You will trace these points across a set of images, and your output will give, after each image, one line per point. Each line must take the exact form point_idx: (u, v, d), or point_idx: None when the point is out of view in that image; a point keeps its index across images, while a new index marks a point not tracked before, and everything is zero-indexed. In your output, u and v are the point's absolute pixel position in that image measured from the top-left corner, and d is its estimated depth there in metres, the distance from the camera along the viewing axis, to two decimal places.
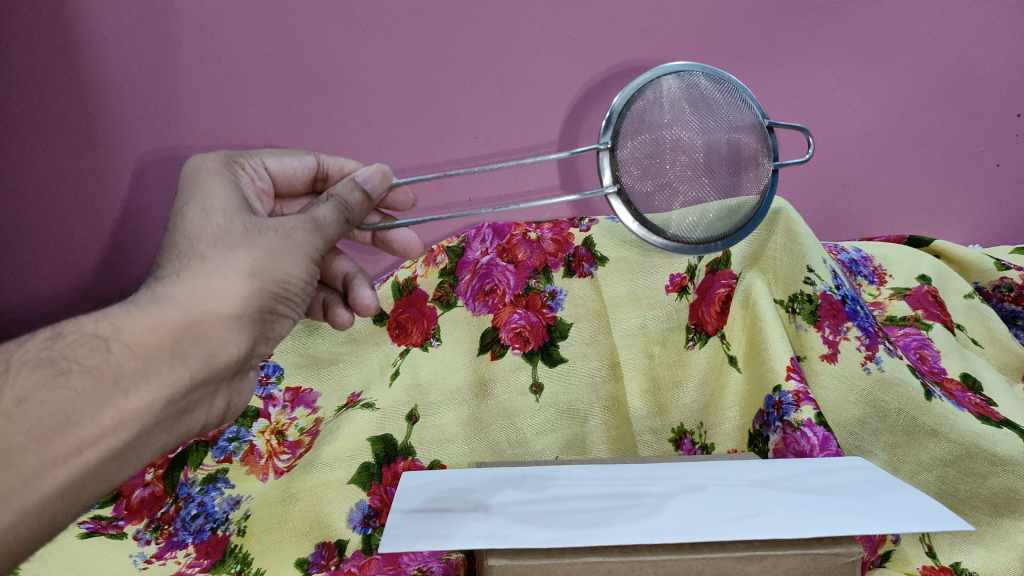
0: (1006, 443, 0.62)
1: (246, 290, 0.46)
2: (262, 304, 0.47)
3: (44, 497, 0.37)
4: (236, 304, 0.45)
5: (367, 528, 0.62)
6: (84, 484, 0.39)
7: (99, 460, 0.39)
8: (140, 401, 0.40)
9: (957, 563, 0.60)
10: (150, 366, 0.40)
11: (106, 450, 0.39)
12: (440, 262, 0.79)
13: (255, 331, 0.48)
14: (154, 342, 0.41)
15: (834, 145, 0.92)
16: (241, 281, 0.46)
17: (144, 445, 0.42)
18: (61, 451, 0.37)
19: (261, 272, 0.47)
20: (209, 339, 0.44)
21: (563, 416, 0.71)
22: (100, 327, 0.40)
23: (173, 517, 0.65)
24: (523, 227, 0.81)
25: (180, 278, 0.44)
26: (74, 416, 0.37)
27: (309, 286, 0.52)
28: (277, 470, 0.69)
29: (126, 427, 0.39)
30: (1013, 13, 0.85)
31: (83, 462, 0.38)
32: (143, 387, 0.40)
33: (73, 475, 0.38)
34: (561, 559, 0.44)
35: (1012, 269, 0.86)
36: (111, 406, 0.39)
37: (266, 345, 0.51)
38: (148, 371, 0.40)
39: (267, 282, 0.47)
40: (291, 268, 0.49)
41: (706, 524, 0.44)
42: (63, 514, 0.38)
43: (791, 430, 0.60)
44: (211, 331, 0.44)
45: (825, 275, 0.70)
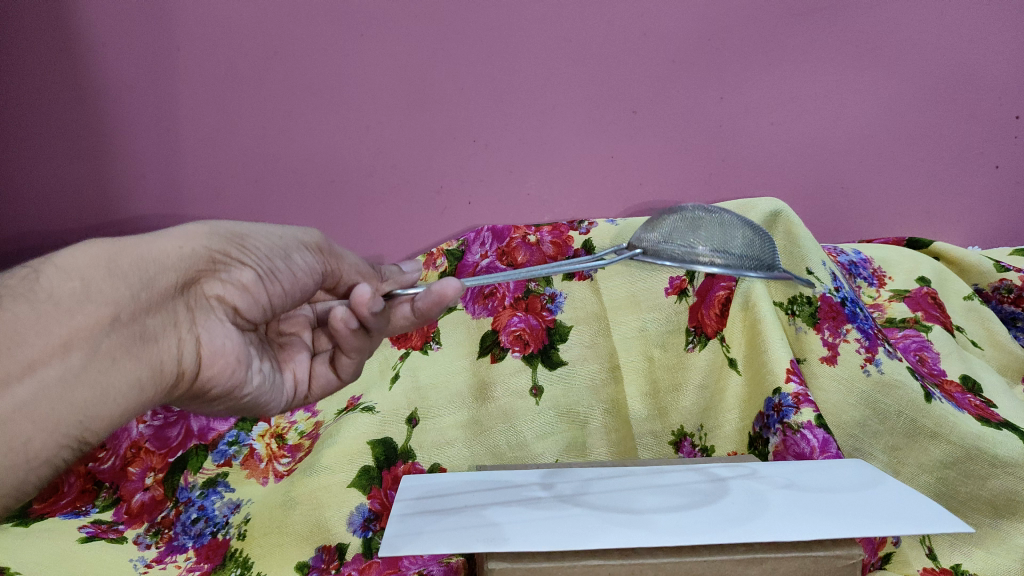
0: (1007, 445, 0.62)
1: (191, 230, 0.46)
2: (213, 245, 0.47)
3: (7, 418, 0.36)
4: (184, 241, 0.45)
5: (367, 532, 0.61)
6: (49, 408, 0.38)
7: (56, 378, 0.38)
8: (86, 319, 0.39)
9: (957, 565, 0.60)
10: (91, 286, 0.40)
11: (61, 371, 0.38)
12: (441, 265, 0.80)
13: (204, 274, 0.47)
14: (94, 264, 0.41)
15: (835, 148, 0.90)
16: (187, 225, 0.47)
17: (106, 372, 0.40)
18: (14, 368, 0.37)
19: (213, 222, 0.48)
20: (153, 264, 0.43)
21: (563, 419, 0.71)
22: (37, 262, 0.41)
23: (173, 521, 0.65)
24: (523, 230, 0.80)
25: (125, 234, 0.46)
26: (20, 334, 0.37)
27: (280, 250, 0.51)
28: (277, 474, 0.69)
29: (76, 345, 0.39)
30: (1013, 15, 0.85)
31: (40, 379, 0.37)
32: (88, 304, 0.40)
33: (34, 392, 0.37)
34: (561, 563, 0.43)
35: (1011, 270, 0.86)
36: (57, 322, 0.38)
37: (228, 289, 0.49)
38: (90, 291, 0.40)
39: (219, 228, 0.48)
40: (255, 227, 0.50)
41: (701, 525, 0.45)
42: (36, 438, 0.37)
43: (791, 433, 0.60)
44: (157, 258, 0.43)
45: (825, 277, 0.70)
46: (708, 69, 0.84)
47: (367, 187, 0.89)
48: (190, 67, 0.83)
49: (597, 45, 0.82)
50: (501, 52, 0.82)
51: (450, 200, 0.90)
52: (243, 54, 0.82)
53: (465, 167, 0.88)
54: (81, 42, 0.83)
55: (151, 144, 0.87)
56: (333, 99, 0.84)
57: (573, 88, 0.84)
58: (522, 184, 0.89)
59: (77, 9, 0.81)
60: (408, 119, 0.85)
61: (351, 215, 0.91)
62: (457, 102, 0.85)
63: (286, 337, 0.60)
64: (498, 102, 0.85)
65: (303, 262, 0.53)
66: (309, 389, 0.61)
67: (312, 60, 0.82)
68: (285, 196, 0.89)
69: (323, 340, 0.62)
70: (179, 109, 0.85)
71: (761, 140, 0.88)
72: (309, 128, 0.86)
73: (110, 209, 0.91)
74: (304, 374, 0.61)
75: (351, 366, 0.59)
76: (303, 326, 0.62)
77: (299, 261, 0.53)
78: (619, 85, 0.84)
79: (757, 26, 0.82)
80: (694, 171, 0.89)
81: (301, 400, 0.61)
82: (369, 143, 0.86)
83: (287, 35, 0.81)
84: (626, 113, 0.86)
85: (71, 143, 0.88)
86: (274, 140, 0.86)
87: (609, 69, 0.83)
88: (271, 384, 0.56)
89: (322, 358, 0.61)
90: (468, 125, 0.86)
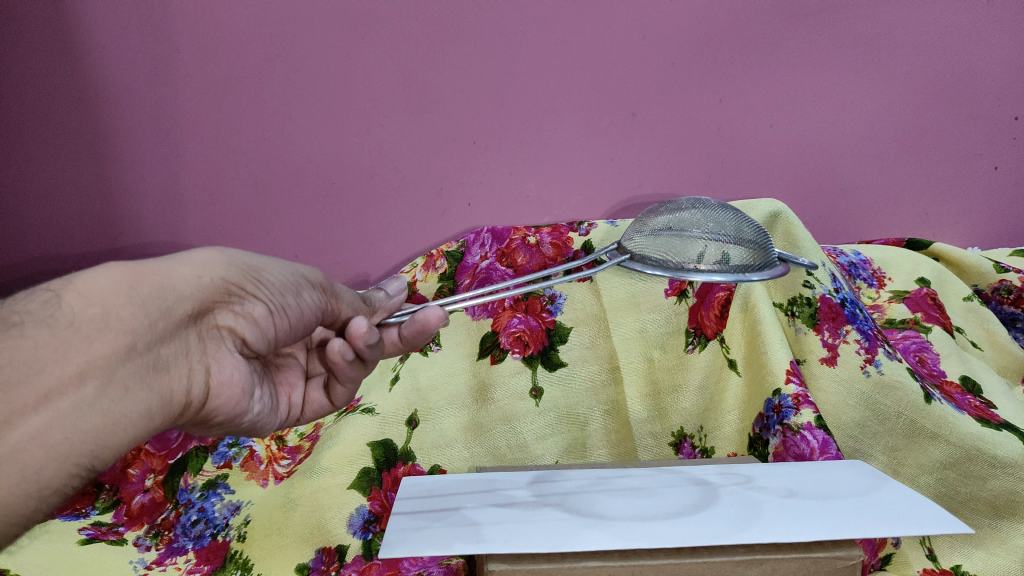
0: (1006, 445, 0.62)
1: (208, 258, 0.43)
2: (229, 277, 0.43)
3: (16, 450, 0.33)
4: (200, 269, 0.42)
5: (367, 533, 0.61)
6: (63, 438, 0.34)
7: (68, 410, 0.34)
8: (103, 349, 0.35)
9: (957, 566, 0.60)
10: (111, 312, 0.36)
11: (74, 404, 0.34)
12: (440, 267, 0.80)
13: (219, 305, 0.43)
14: (115, 289, 0.37)
15: (835, 149, 0.90)
16: (205, 252, 0.43)
17: (116, 406, 0.36)
18: (28, 399, 0.33)
19: (232, 252, 0.44)
20: (172, 292, 0.39)
21: (563, 420, 0.71)
22: (56, 282, 0.37)
23: (173, 523, 0.65)
24: (523, 231, 0.79)
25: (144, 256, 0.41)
26: (36, 363, 0.34)
27: (290, 286, 0.48)
28: (277, 476, 0.69)
29: (90, 376, 0.35)
30: (1011, 16, 0.85)
31: (54, 411, 0.34)
32: (105, 333, 0.36)
33: (46, 424, 0.33)
34: (560, 564, 0.43)
35: (1011, 271, 0.86)
36: (73, 350, 0.34)
37: (240, 322, 0.45)
38: (109, 318, 0.36)
39: (237, 258, 0.44)
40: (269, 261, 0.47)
41: (701, 526, 0.45)
42: (48, 471, 0.34)
43: (791, 434, 0.60)
44: (175, 286, 0.40)
45: (825, 279, 0.71)
46: (708, 70, 0.84)
47: (367, 188, 0.89)
48: (190, 70, 0.83)
49: (597, 46, 0.82)
50: (501, 54, 0.83)
51: (450, 201, 0.90)
52: (244, 56, 0.82)
53: (465, 169, 0.88)
54: (80, 43, 0.82)
55: (150, 146, 0.86)
56: (333, 100, 0.84)
57: (573, 90, 0.84)
58: (522, 185, 0.89)
59: (76, 11, 0.81)
60: (408, 121, 0.85)
61: (351, 216, 0.90)
62: (457, 104, 0.85)
63: (282, 358, 0.57)
64: (498, 104, 0.85)
65: (310, 300, 0.50)
66: (299, 416, 0.58)
67: (313, 62, 0.82)
68: (285, 198, 0.89)
69: (316, 362, 0.60)
70: (179, 111, 0.85)
71: (761, 141, 0.88)
72: (309, 129, 0.86)
73: (108, 211, 0.90)
74: (300, 398, 0.58)
75: (345, 395, 0.57)
76: (300, 347, 0.59)
77: (304, 303, 0.49)
78: (619, 86, 0.85)
79: (755, 28, 0.82)
80: (693, 172, 0.89)
81: (292, 423, 0.58)
82: (370, 145, 0.86)
83: (288, 37, 0.81)
84: (626, 114, 0.86)
85: (67, 145, 0.87)
86: (273, 142, 0.86)
87: (609, 70, 0.84)
88: (270, 410, 0.53)
89: (316, 383, 0.58)
90: (468, 126, 0.86)
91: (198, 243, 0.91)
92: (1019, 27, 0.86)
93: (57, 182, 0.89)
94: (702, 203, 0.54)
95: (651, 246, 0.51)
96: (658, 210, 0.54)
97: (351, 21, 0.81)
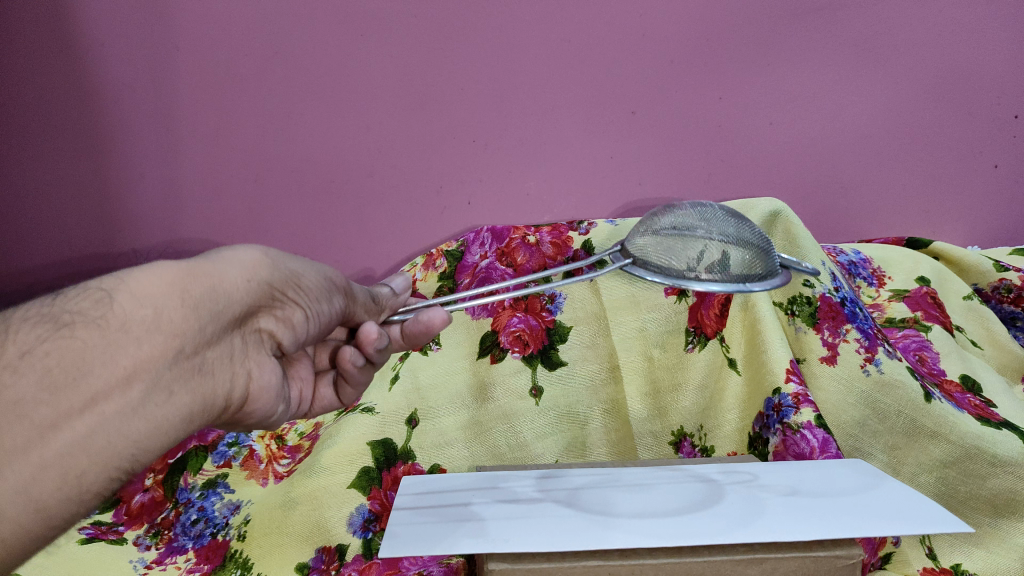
0: (1006, 445, 0.62)
1: (257, 260, 0.42)
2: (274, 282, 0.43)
3: (61, 454, 0.32)
4: (250, 271, 0.41)
5: (367, 533, 0.62)
6: (106, 441, 0.33)
7: (112, 414, 0.34)
8: (152, 350, 0.35)
9: (957, 565, 0.60)
10: (163, 315, 0.36)
11: (122, 407, 0.34)
12: (440, 266, 0.80)
13: (261, 306, 0.43)
14: (168, 289, 0.36)
15: (835, 148, 0.90)
16: (252, 252, 0.43)
17: (162, 408, 0.36)
18: (75, 402, 0.33)
19: (275, 254, 0.44)
20: (221, 296, 0.39)
21: (563, 419, 0.72)
22: (107, 279, 0.36)
23: (173, 522, 0.65)
24: (523, 230, 0.79)
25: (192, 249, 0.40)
26: (85, 364, 0.33)
27: (325, 290, 0.48)
28: (277, 475, 0.69)
29: (137, 378, 0.34)
30: (1012, 15, 0.85)
31: (99, 415, 0.33)
32: (156, 335, 0.35)
33: (90, 429, 0.33)
34: (561, 563, 0.43)
35: (1011, 270, 0.86)
36: (123, 352, 0.34)
37: (279, 327, 0.46)
38: (161, 321, 0.35)
39: (279, 263, 0.44)
40: (306, 266, 0.46)
41: (705, 526, 0.45)
42: (91, 474, 0.33)
43: (791, 433, 0.60)
44: (224, 287, 0.39)
45: (825, 278, 0.71)
46: (708, 69, 0.84)
47: (367, 187, 0.89)
48: (190, 69, 0.83)
49: (597, 44, 0.82)
50: (502, 53, 0.83)
51: (450, 199, 0.89)
52: (244, 55, 0.82)
53: (465, 167, 0.88)
54: (81, 41, 0.82)
55: (150, 144, 0.86)
56: (333, 99, 0.84)
57: (573, 88, 0.84)
58: (522, 184, 0.89)
59: (77, 8, 0.81)
60: (408, 119, 0.85)
61: (350, 214, 0.90)
62: (457, 102, 0.85)
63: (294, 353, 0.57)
64: (498, 102, 0.85)
65: (337, 304, 0.49)
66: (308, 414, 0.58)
67: (313, 61, 0.82)
68: (285, 197, 0.89)
69: (323, 356, 0.59)
70: (179, 109, 0.84)
71: (761, 139, 0.88)
72: (309, 128, 0.85)
73: (106, 210, 0.90)
74: (310, 394, 0.57)
75: (355, 395, 0.60)
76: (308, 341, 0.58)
77: (332, 308, 0.49)
78: (620, 85, 0.85)
79: (756, 26, 0.83)
80: (693, 170, 0.89)
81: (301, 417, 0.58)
82: (370, 143, 0.86)
83: (288, 35, 0.81)
84: (626, 112, 0.86)
85: (66, 142, 0.87)
86: (274, 141, 0.86)
87: (609, 69, 0.84)
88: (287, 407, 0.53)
89: (327, 380, 0.58)
90: (468, 125, 0.86)
91: (197, 242, 0.91)
92: (1018, 25, 0.86)
93: (57, 179, 0.89)
94: (703, 205, 0.54)
95: (655, 247, 0.52)
96: (659, 213, 0.54)
97: (351, 19, 0.80)
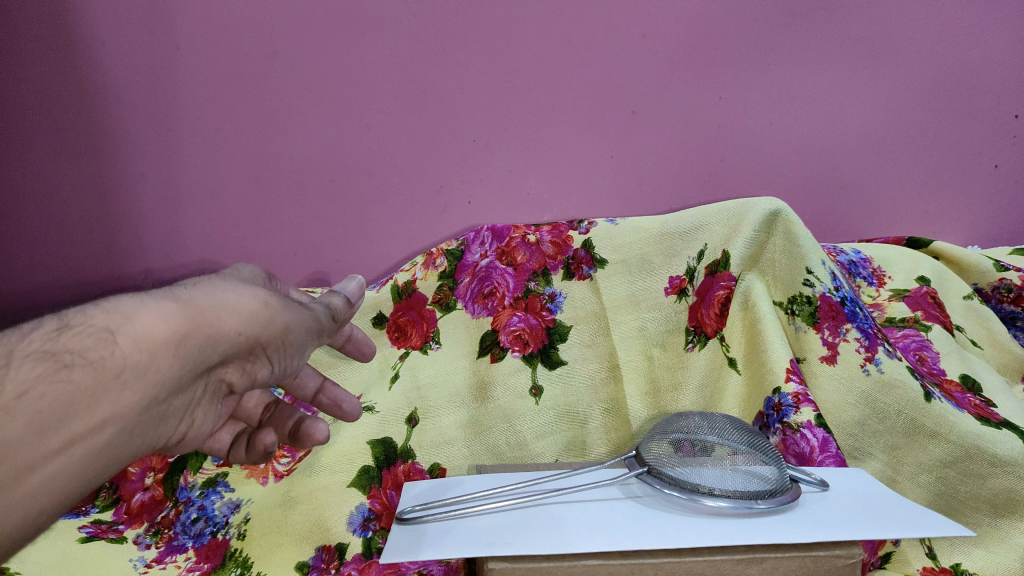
0: (1006, 444, 0.62)
1: (256, 310, 0.43)
2: (263, 336, 0.43)
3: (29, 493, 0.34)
4: (240, 323, 0.41)
5: (366, 532, 0.62)
6: (64, 485, 0.35)
7: (80, 458, 0.35)
8: (131, 398, 0.36)
9: (957, 565, 0.60)
10: (153, 364, 0.37)
11: (92, 448, 0.36)
12: (440, 265, 0.77)
13: (236, 358, 0.44)
14: (167, 340, 0.37)
15: (835, 148, 0.90)
16: (254, 299, 0.43)
17: (120, 451, 0.38)
18: (55, 443, 0.34)
19: (274, 303, 0.44)
20: (209, 347, 0.40)
21: (563, 419, 0.72)
22: (109, 318, 0.36)
23: (173, 521, 0.65)
24: (523, 229, 0.78)
25: (195, 289, 0.41)
26: (72, 408, 0.34)
27: (304, 347, 0.48)
28: (277, 473, 0.69)
29: (112, 423, 0.36)
30: (1009, 17, 0.86)
31: (70, 456, 0.35)
32: (138, 383, 0.37)
33: (58, 469, 0.35)
34: (561, 562, 0.43)
35: (1011, 270, 0.85)
36: (108, 399, 0.35)
37: (242, 377, 0.46)
38: (150, 370, 0.37)
39: (276, 315, 0.44)
40: (299, 318, 0.46)
41: (704, 528, 0.45)
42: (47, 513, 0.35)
43: (791, 432, 0.61)
44: (214, 340, 0.40)
45: (825, 277, 0.70)
46: (709, 69, 0.84)
47: (366, 186, 0.88)
48: (189, 66, 0.81)
49: (598, 43, 0.82)
50: (503, 52, 0.82)
51: (450, 198, 0.89)
52: (243, 53, 0.81)
53: (465, 167, 0.88)
54: (75, 37, 0.81)
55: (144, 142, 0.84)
56: (334, 98, 0.84)
57: (574, 87, 0.84)
58: (522, 183, 0.89)
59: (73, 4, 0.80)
60: (409, 118, 0.85)
61: (350, 213, 0.89)
62: (458, 101, 0.85)
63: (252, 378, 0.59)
64: (498, 102, 0.85)
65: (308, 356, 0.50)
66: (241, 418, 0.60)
67: (313, 59, 0.82)
68: (283, 196, 0.88)
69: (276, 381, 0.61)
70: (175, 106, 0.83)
71: (762, 139, 0.88)
72: (309, 126, 0.85)
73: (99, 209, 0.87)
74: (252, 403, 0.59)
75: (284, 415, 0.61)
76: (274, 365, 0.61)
77: (305, 358, 0.49)
78: (621, 84, 0.85)
79: (757, 26, 0.83)
80: (693, 170, 0.89)
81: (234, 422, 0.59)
82: (370, 142, 0.86)
83: (289, 34, 0.81)
84: (626, 112, 0.86)
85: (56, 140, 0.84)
86: (273, 138, 0.85)
87: (610, 68, 0.84)
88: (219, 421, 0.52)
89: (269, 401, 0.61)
90: (468, 124, 0.85)
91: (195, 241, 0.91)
92: (1016, 26, 0.87)
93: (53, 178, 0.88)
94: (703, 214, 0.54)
95: None
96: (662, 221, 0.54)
97: (352, 18, 0.80)
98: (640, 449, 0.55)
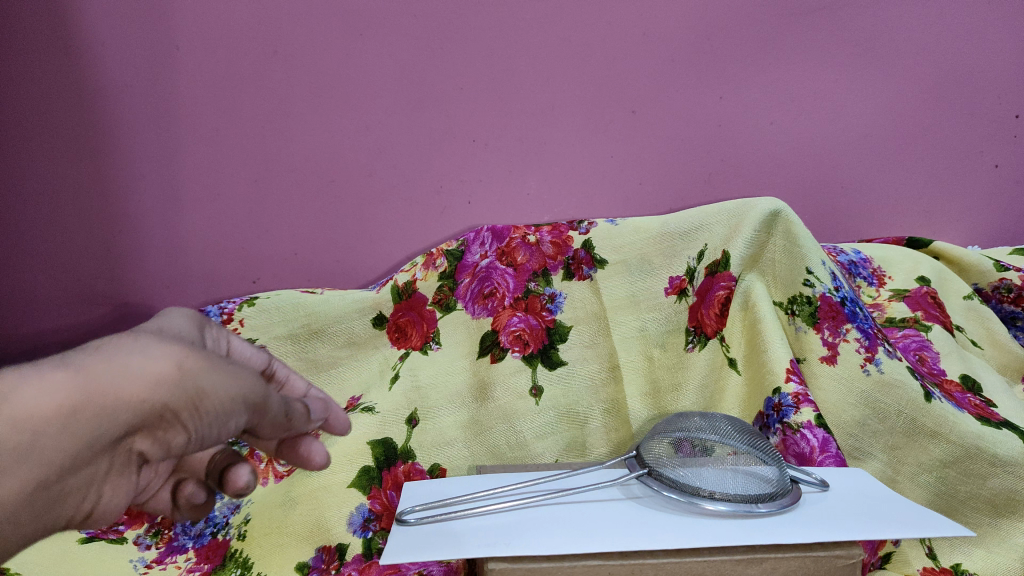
0: (1006, 444, 0.62)
1: (162, 373, 0.33)
2: (174, 404, 0.34)
3: None
4: (145, 391, 0.32)
5: (366, 532, 0.62)
6: None
7: None
8: (12, 484, 0.29)
9: (957, 565, 0.60)
10: (35, 443, 0.30)
11: None
12: (441, 266, 0.77)
13: (148, 430, 0.35)
14: (48, 415, 0.30)
15: (836, 147, 0.90)
16: (165, 358, 0.33)
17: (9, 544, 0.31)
18: None
19: (193, 363, 0.34)
20: (107, 420, 0.31)
21: (563, 419, 0.72)
22: None
23: (172, 522, 0.64)
24: (523, 229, 0.78)
25: (96, 348, 0.33)
26: None
27: (232, 416, 0.37)
28: (277, 474, 0.66)
29: None
30: (1009, 18, 0.87)
31: None
32: (15, 469, 0.29)
33: None
34: (561, 563, 0.43)
35: (1011, 269, 0.85)
36: None
37: (158, 450, 0.36)
38: (31, 452, 0.29)
39: (191, 380, 0.34)
40: (220, 384, 0.36)
41: (704, 528, 0.45)
42: None
43: (791, 433, 0.61)
44: (111, 412, 0.31)
45: (825, 277, 0.70)
46: (709, 68, 0.85)
47: (367, 186, 0.87)
48: (188, 66, 0.81)
49: (598, 44, 0.83)
50: (503, 53, 0.83)
51: (450, 199, 0.88)
52: (243, 53, 0.81)
53: (465, 167, 0.87)
54: (72, 37, 0.80)
55: (142, 141, 0.83)
56: (334, 98, 0.84)
57: (574, 87, 0.84)
58: (522, 183, 0.88)
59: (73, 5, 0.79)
60: (409, 118, 0.85)
61: (349, 213, 0.88)
62: (459, 101, 0.84)
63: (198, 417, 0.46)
64: (499, 102, 0.85)
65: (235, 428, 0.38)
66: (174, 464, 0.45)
67: (314, 60, 0.82)
68: (283, 195, 0.87)
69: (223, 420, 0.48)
70: (174, 105, 0.82)
71: (762, 139, 0.88)
72: (309, 126, 0.84)
73: (92, 209, 0.85)
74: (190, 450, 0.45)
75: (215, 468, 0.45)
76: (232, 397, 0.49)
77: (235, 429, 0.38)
78: (621, 84, 0.85)
79: (757, 26, 0.83)
80: (693, 170, 0.89)
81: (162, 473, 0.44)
82: (370, 142, 0.85)
83: (290, 33, 0.81)
84: (626, 112, 0.86)
85: (52, 140, 0.83)
86: (273, 139, 0.84)
87: (610, 68, 0.84)
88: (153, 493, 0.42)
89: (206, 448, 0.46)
90: (468, 124, 0.85)
91: None
92: (1015, 26, 0.87)
93: None
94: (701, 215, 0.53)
95: None
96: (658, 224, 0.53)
97: (353, 19, 0.81)
98: (640, 449, 0.55)
